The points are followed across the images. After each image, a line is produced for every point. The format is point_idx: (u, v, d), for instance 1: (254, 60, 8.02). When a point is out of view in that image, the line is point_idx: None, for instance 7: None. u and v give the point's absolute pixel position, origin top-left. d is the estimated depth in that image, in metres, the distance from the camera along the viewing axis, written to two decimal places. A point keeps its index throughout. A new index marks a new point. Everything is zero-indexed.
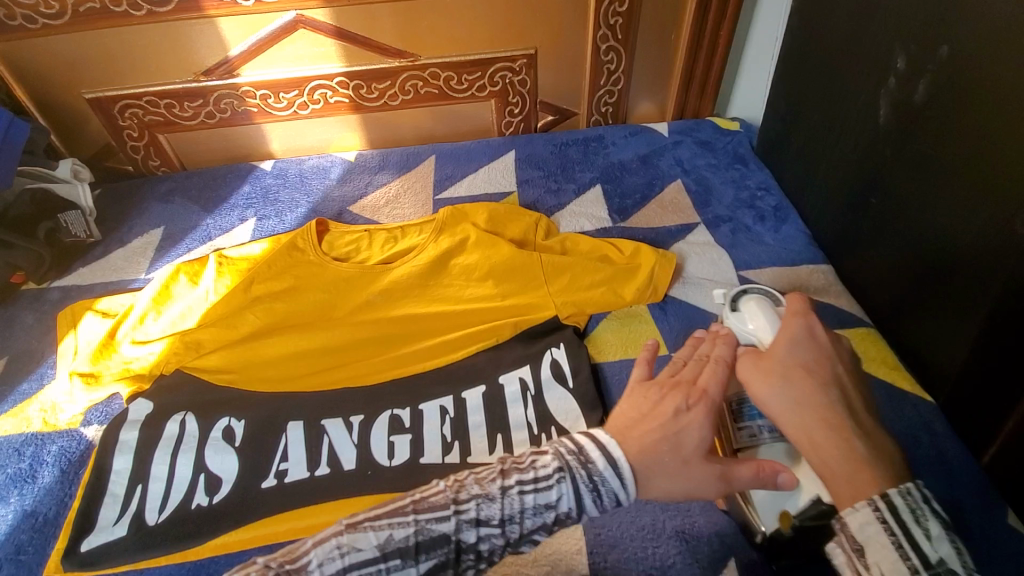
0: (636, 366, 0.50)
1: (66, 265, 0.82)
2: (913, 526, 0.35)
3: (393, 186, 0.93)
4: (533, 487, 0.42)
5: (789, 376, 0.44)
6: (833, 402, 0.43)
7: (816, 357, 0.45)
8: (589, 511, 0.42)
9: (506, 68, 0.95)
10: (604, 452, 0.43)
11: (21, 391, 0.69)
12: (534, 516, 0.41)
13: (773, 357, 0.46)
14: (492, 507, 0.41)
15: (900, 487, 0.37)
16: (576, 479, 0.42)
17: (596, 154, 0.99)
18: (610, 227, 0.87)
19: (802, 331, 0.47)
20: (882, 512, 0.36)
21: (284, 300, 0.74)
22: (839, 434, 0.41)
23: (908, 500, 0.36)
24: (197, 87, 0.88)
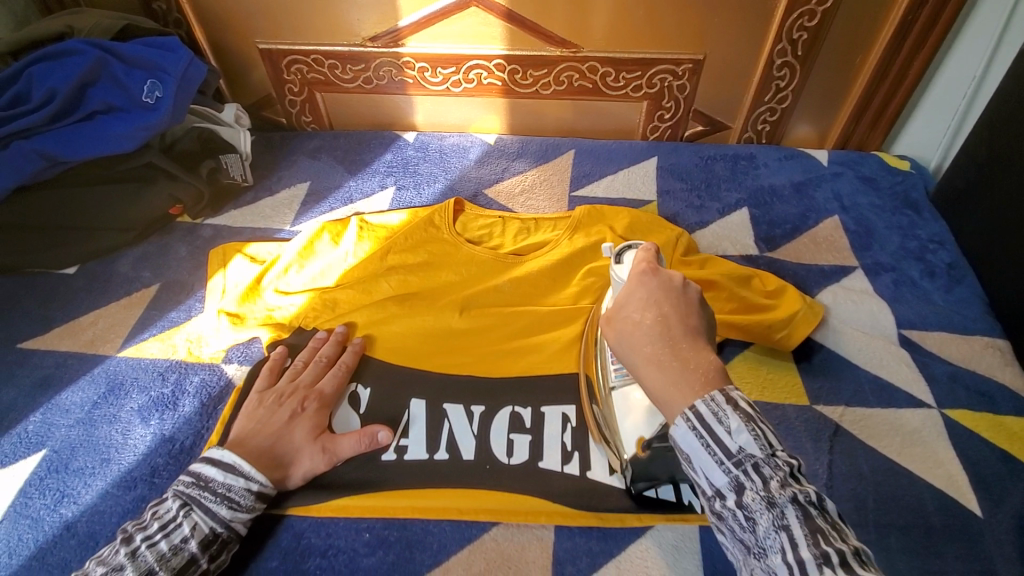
0: (260, 379, 0.64)
1: (220, 205, 0.85)
2: (716, 428, 0.40)
3: (530, 175, 0.91)
4: (158, 536, 0.50)
5: (626, 323, 0.46)
6: (661, 338, 0.44)
7: (648, 302, 0.46)
8: (231, 517, 0.52)
9: (668, 70, 0.91)
10: (215, 469, 0.53)
11: (171, 318, 0.72)
12: (177, 554, 0.49)
13: (614, 309, 0.47)
14: (139, 562, 0.48)
15: (703, 396, 0.41)
16: (199, 505, 0.52)
17: (745, 173, 0.93)
18: (756, 256, 0.81)
19: (636, 283, 0.48)
20: (694, 422, 0.40)
21: (417, 274, 0.75)
22: (669, 366, 0.42)
23: (708, 406, 0.40)
24: (362, 51, 0.90)
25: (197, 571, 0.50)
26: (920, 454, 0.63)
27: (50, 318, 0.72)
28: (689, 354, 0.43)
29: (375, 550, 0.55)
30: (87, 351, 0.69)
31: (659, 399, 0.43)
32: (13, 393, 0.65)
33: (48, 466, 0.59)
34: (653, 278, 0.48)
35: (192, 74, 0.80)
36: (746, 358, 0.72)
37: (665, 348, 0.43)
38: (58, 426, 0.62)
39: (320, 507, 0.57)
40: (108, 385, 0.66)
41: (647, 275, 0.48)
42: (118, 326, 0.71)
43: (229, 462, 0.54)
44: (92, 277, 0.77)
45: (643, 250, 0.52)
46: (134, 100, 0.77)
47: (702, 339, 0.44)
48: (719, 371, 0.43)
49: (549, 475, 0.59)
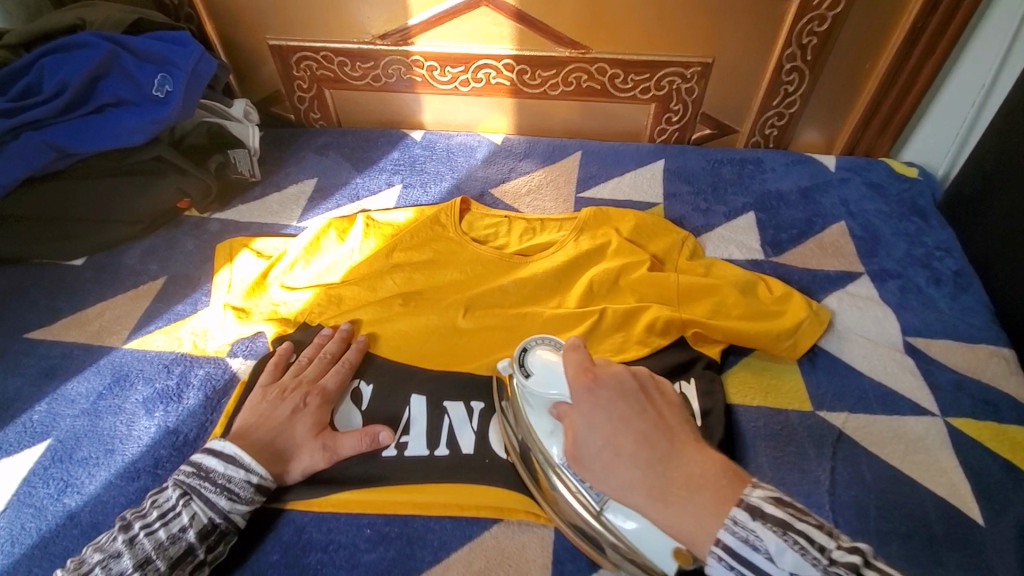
0: (263, 374, 0.64)
1: (227, 199, 0.86)
2: (752, 557, 0.40)
3: (536, 176, 0.91)
4: (157, 525, 0.50)
5: (607, 467, 0.45)
6: (652, 463, 0.44)
7: (616, 431, 0.45)
8: (230, 509, 0.53)
9: (677, 73, 0.91)
10: (216, 460, 0.54)
11: (177, 311, 0.72)
12: (174, 542, 0.50)
13: (580, 452, 0.47)
14: (136, 550, 0.49)
15: (726, 524, 0.41)
16: (198, 494, 0.52)
17: (752, 177, 0.93)
18: (762, 260, 0.81)
19: (587, 406, 0.48)
20: (725, 557, 0.41)
21: (422, 272, 0.75)
22: (671, 495, 0.43)
23: (737, 537, 0.41)
24: (371, 49, 0.90)
25: (193, 561, 0.50)
26: (923, 462, 0.63)
27: (57, 309, 0.72)
28: (679, 463, 0.44)
29: (376, 546, 0.55)
30: (93, 342, 0.69)
31: (686, 537, 0.42)
32: (18, 382, 0.66)
33: (53, 456, 0.60)
34: (604, 394, 0.48)
35: (202, 68, 0.80)
36: (751, 363, 0.72)
37: (656, 474, 0.44)
38: (64, 415, 0.63)
39: (322, 502, 0.57)
40: (114, 376, 0.66)
41: (595, 394, 0.48)
42: (124, 318, 0.71)
43: (231, 453, 0.54)
44: (99, 269, 0.77)
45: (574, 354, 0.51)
46: (144, 93, 0.77)
47: (688, 437, 0.46)
48: (724, 473, 0.44)
49: None
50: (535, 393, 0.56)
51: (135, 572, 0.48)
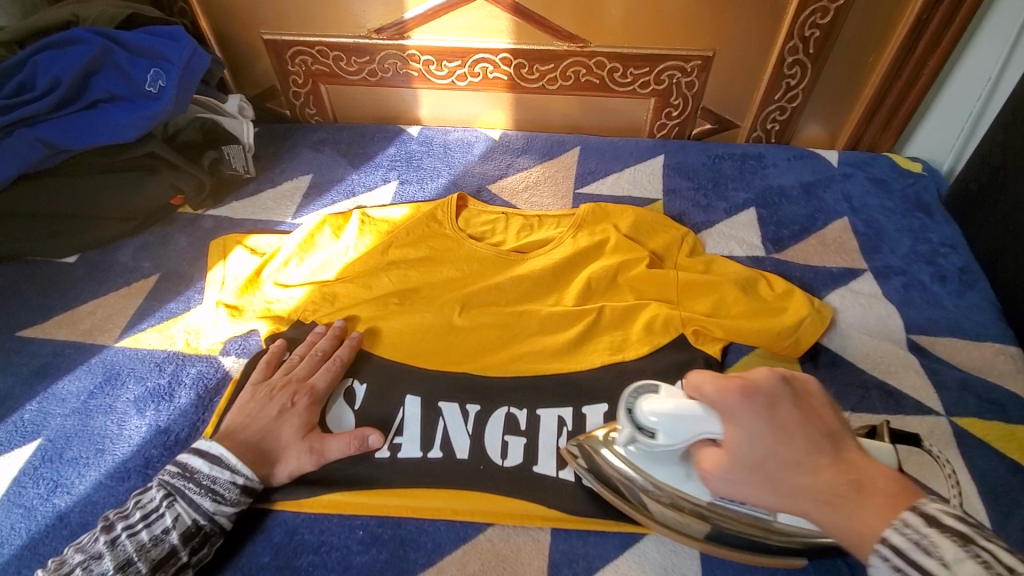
0: (255, 372, 0.63)
1: (221, 196, 0.85)
2: (926, 565, 0.34)
3: (534, 172, 0.90)
4: (140, 526, 0.50)
5: (770, 473, 0.42)
6: (814, 466, 0.41)
7: (776, 437, 0.42)
8: (214, 510, 0.52)
9: (677, 67, 0.89)
10: (201, 461, 0.54)
11: (170, 309, 0.72)
12: (157, 544, 0.50)
13: (741, 460, 0.43)
14: (118, 551, 0.49)
15: (893, 526, 0.36)
16: (182, 495, 0.52)
17: (753, 173, 0.91)
18: (763, 257, 0.80)
19: (744, 413, 0.44)
20: (893, 563, 0.35)
21: (418, 270, 0.74)
22: (839, 501, 0.39)
23: (908, 540, 0.35)
24: (367, 43, 0.89)
25: (176, 564, 0.50)
26: (927, 462, 0.61)
27: (49, 307, 0.72)
28: (846, 465, 0.40)
29: (369, 548, 0.54)
30: (85, 341, 0.68)
31: (848, 543, 0.39)
32: (9, 381, 0.65)
33: (42, 456, 0.59)
34: (762, 399, 0.43)
35: (195, 63, 0.79)
36: (751, 362, 0.70)
37: (820, 478, 0.40)
38: (54, 415, 0.62)
39: (315, 503, 0.56)
40: (105, 374, 0.65)
41: (743, 404, 0.44)
42: (116, 316, 0.71)
43: (215, 454, 0.53)
44: (92, 267, 0.76)
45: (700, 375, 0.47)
46: (137, 89, 0.76)
47: (850, 444, 0.42)
48: (898, 485, 0.39)
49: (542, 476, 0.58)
50: (672, 450, 0.49)
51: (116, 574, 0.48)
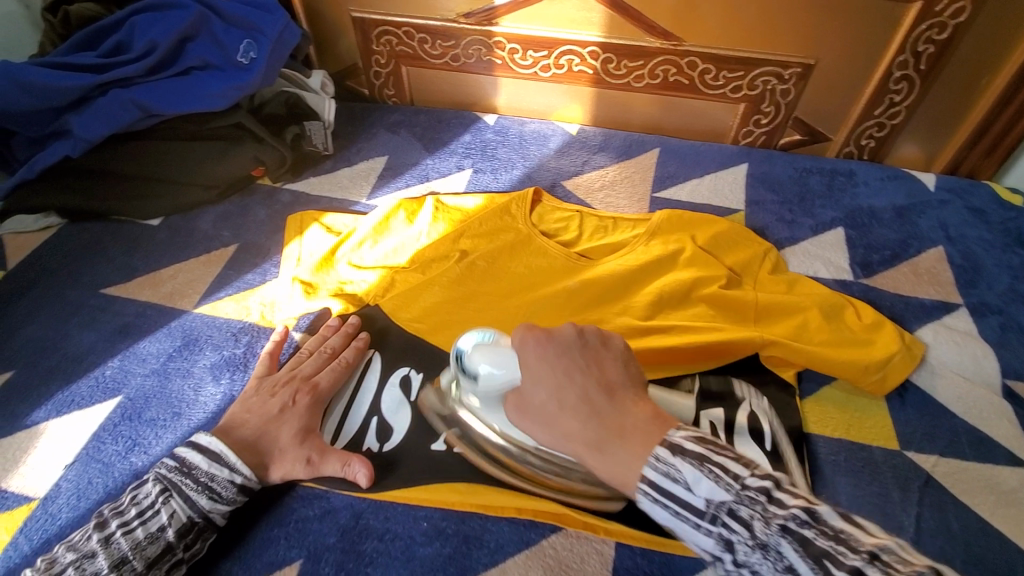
0: (259, 365, 0.63)
1: (299, 171, 0.85)
2: (671, 488, 0.40)
3: (611, 171, 0.87)
4: (134, 524, 0.49)
5: (551, 420, 0.47)
6: (590, 416, 0.45)
7: (555, 385, 0.47)
8: (210, 508, 0.51)
9: (773, 73, 0.85)
10: (200, 457, 0.53)
11: (247, 280, 0.73)
12: (150, 542, 0.48)
13: (529, 404, 0.49)
14: (112, 549, 0.47)
15: (649, 459, 0.41)
16: (178, 491, 0.51)
17: (842, 190, 0.86)
18: (851, 281, 0.76)
19: (534, 359, 0.49)
20: (651, 494, 0.40)
21: (488, 262, 0.73)
22: (606, 446, 0.43)
23: (656, 472, 0.40)
24: (454, 27, 0.88)
25: (172, 560, 0.49)
26: (1017, 517, 0.57)
27: (133, 267, 0.74)
28: (615, 421, 0.44)
29: (432, 541, 0.54)
30: (166, 304, 0.70)
31: (617, 482, 0.43)
32: (93, 336, 0.67)
33: (122, 414, 0.60)
34: (553, 349, 0.48)
35: (287, 36, 0.79)
36: (833, 395, 0.67)
37: (591, 425, 0.45)
38: (135, 374, 0.63)
39: (380, 490, 0.56)
40: (184, 338, 0.67)
41: (543, 352, 0.49)
42: (196, 283, 0.72)
43: (216, 450, 0.52)
44: (174, 231, 0.78)
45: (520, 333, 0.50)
46: (229, 58, 0.77)
47: (626, 392, 0.46)
48: (655, 420, 0.44)
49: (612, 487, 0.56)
50: (489, 394, 0.54)
51: (111, 572, 0.46)
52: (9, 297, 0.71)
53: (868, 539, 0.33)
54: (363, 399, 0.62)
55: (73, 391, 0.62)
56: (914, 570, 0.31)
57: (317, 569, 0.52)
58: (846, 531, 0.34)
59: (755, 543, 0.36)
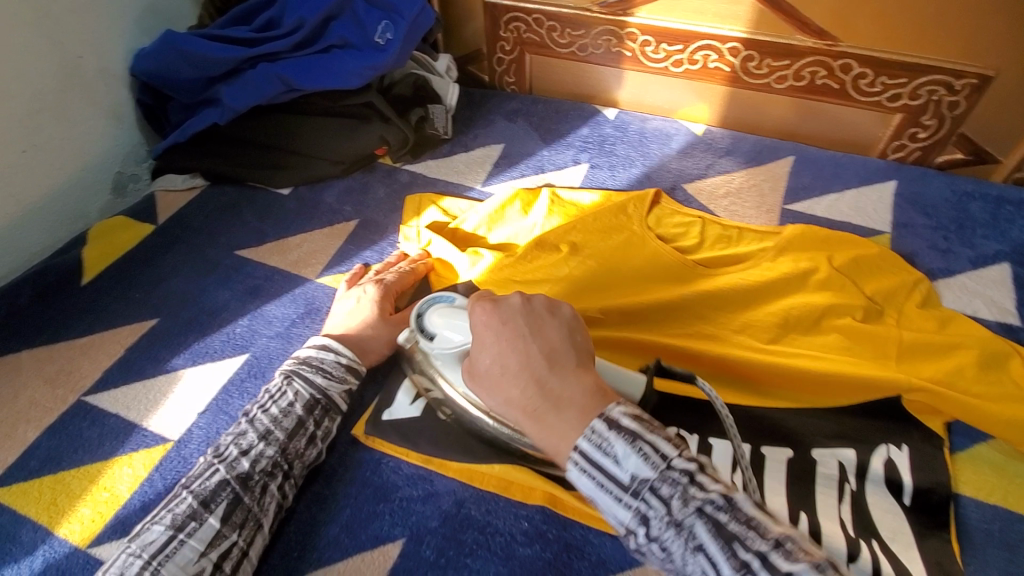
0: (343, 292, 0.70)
1: (418, 152, 0.86)
2: (602, 461, 0.40)
3: (738, 178, 0.81)
4: (269, 404, 0.55)
5: (494, 384, 0.45)
6: (526, 387, 0.43)
7: (498, 351, 0.45)
8: (327, 386, 0.58)
9: (942, 82, 0.76)
10: (307, 350, 0.60)
11: (365, 256, 0.75)
12: (286, 418, 0.54)
13: (475, 371, 0.47)
14: (258, 424, 0.54)
15: (584, 431, 0.41)
16: (298, 376, 0.57)
17: (1013, 220, 0.75)
18: (1019, 327, 0.66)
19: (480, 327, 0.46)
20: (580, 464, 0.40)
21: (596, 262, 0.70)
22: (546, 415, 0.42)
23: (590, 443, 0.40)
24: (587, 16, 0.85)
25: (307, 433, 0.55)
26: None
27: (263, 233, 0.78)
28: (552, 392, 0.43)
29: (532, 542, 0.53)
30: (291, 271, 0.73)
31: (554, 451, 0.42)
32: (226, 294, 0.71)
33: (248, 371, 0.64)
34: (499, 318, 0.46)
35: (422, 19, 0.80)
36: (988, 454, 0.58)
37: (526, 392, 0.43)
38: (261, 335, 0.67)
39: (483, 480, 0.56)
40: (305, 307, 0.69)
41: (490, 318, 0.46)
42: (318, 254, 0.75)
43: (321, 342, 0.60)
44: (300, 202, 0.81)
45: (478, 307, 0.47)
46: (367, 38, 0.79)
47: (569, 365, 0.44)
48: (595, 392, 0.43)
49: None
50: (443, 349, 0.55)
51: (262, 441, 0.52)
52: (157, 250, 0.77)
53: (775, 527, 0.36)
54: None
55: (206, 343, 0.67)
56: (813, 560, 0.34)
57: (417, 550, 0.53)
58: (758, 520, 0.36)
59: (670, 520, 0.37)
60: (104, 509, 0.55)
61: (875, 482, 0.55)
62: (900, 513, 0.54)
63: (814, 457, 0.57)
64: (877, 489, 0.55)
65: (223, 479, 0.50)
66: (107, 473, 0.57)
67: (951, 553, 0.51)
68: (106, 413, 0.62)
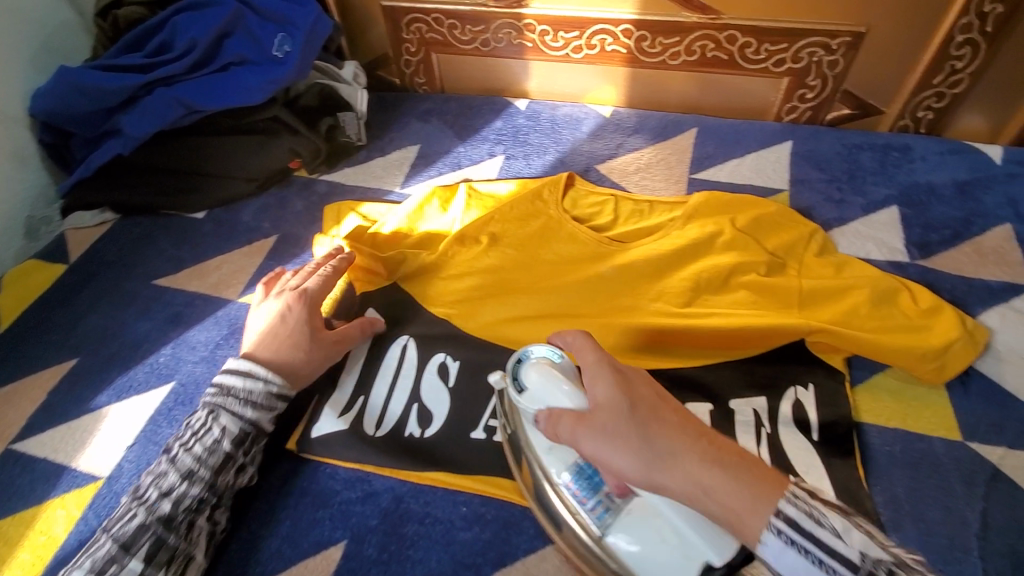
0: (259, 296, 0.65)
1: (335, 162, 0.87)
2: (813, 530, 0.36)
3: (647, 153, 0.85)
4: (192, 441, 0.52)
5: (652, 465, 0.39)
6: (682, 454, 0.39)
7: (636, 422, 0.41)
8: (256, 417, 0.55)
9: (820, 44, 0.80)
10: (233, 376, 0.55)
11: (287, 270, 0.75)
12: (212, 454, 0.52)
13: (611, 456, 0.41)
14: (179, 465, 0.51)
15: (777, 508, 0.36)
16: (224, 408, 0.54)
17: (898, 166, 0.81)
18: (907, 263, 0.71)
19: (620, 412, 0.41)
20: (785, 535, 0.36)
21: (515, 249, 0.72)
22: (710, 481, 0.38)
23: (799, 512, 0.36)
24: (484, 11, 0.87)
25: (235, 465, 0.54)
26: None
27: (182, 259, 0.77)
28: (706, 453, 0.39)
29: (472, 525, 0.54)
30: (212, 294, 0.73)
31: (742, 529, 0.37)
32: (147, 325, 0.70)
33: (176, 399, 0.63)
34: (626, 393, 0.42)
35: (320, 29, 0.80)
36: (888, 383, 0.63)
37: (682, 462, 0.39)
38: (186, 361, 0.66)
39: (421, 473, 0.57)
40: (229, 328, 0.69)
41: (629, 397, 0.42)
42: (240, 273, 0.75)
43: (246, 368, 0.55)
44: (219, 224, 0.81)
45: (602, 383, 0.43)
46: (265, 53, 0.78)
47: (692, 420, 0.42)
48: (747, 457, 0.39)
49: None
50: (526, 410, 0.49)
51: (185, 483, 0.50)
52: (72, 290, 0.75)
53: None
54: (403, 387, 0.63)
55: (130, 376, 0.66)
56: None
57: (360, 550, 0.53)
58: None
59: None
60: (43, 552, 0.54)
61: (787, 424, 0.59)
62: (811, 448, 0.58)
63: (730, 408, 0.61)
64: (790, 430, 0.59)
65: (144, 523, 0.48)
66: (41, 518, 0.56)
67: (858, 478, 0.56)
68: (35, 458, 0.60)
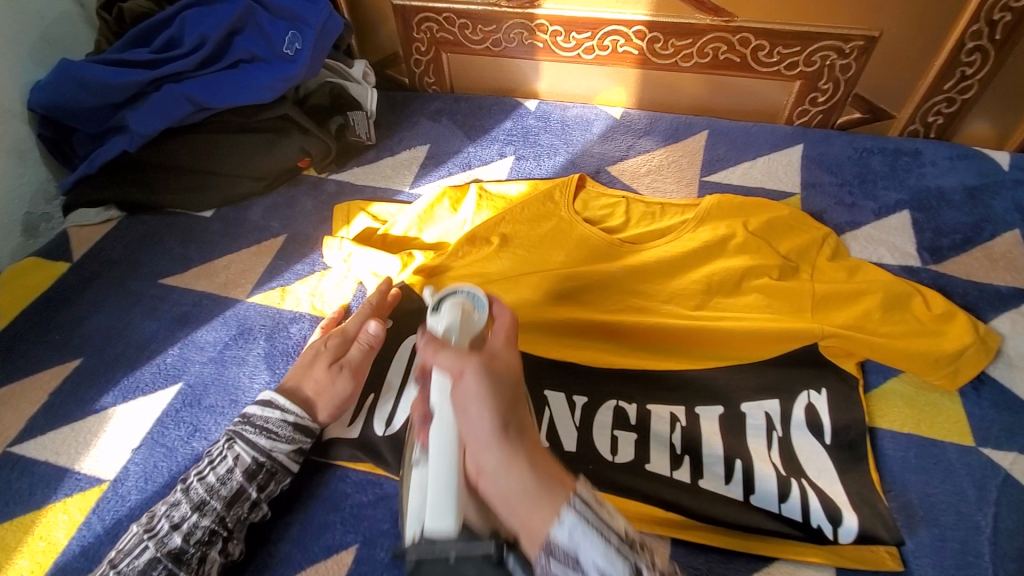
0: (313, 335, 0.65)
1: (344, 161, 0.86)
2: (596, 516, 0.41)
3: (658, 155, 0.84)
4: (207, 470, 0.52)
5: (496, 403, 0.46)
6: (519, 424, 0.46)
7: (511, 376, 0.48)
8: (272, 447, 0.54)
9: (832, 48, 0.80)
10: (254, 406, 0.56)
11: (297, 270, 0.74)
12: (225, 484, 0.52)
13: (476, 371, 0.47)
14: (192, 494, 0.51)
15: (574, 494, 0.42)
16: (241, 437, 0.54)
17: (908, 170, 0.81)
18: (919, 268, 0.71)
19: (508, 353, 0.50)
20: (578, 512, 0.41)
21: (526, 250, 0.71)
22: (532, 463, 0.43)
23: (586, 500, 0.42)
24: (496, 11, 0.86)
25: (248, 499, 0.52)
26: None
27: (188, 258, 0.76)
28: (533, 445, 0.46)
29: None
30: (220, 293, 0.72)
31: (518, 491, 0.42)
32: (153, 325, 0.69)
33: (183, 401, 0.62)
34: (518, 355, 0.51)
35: (331, 27, 0.80)
36: (902, 388, 0.63)
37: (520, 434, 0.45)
38: (194, 361, 0.66)
39: None
40: (237, 328, 0.68)
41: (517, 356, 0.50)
42: (248, 273, 0.74)
43: (266, 397, 0.56)
44: (225, 222, 0.80)
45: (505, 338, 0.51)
46: (275, 51, 0.78)
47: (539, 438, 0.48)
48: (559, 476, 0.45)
49: (657, 475, 0.57)
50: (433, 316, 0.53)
51: (195, 513, 0.50)
52: (76, 289, 0.74)
53: None
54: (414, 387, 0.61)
55: (138, 376, 0.65)
56: None
57: (371, 553, 0.53)
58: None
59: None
60: (43, 559, 0.53)
61: (800, 428, 0.59)
62: (823, 451, 0.58)
63: (743, 411, 0.60)
64: (801, 435, 0.59)
65: (154, 557, 0.48)
66: (42, 522, 0.55)
67: (871, 482, 0.56)
68: (34, 461, 0.59)
